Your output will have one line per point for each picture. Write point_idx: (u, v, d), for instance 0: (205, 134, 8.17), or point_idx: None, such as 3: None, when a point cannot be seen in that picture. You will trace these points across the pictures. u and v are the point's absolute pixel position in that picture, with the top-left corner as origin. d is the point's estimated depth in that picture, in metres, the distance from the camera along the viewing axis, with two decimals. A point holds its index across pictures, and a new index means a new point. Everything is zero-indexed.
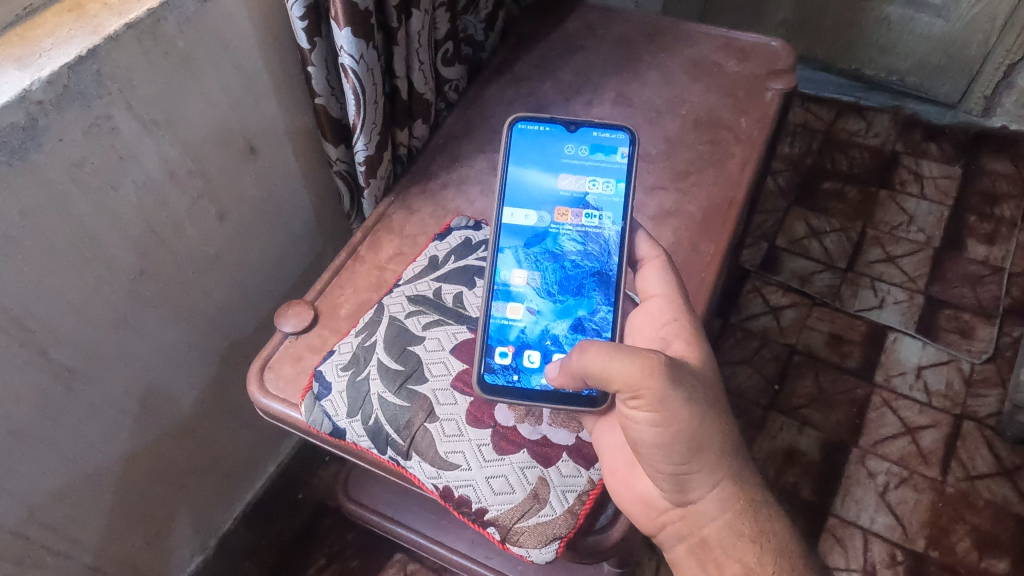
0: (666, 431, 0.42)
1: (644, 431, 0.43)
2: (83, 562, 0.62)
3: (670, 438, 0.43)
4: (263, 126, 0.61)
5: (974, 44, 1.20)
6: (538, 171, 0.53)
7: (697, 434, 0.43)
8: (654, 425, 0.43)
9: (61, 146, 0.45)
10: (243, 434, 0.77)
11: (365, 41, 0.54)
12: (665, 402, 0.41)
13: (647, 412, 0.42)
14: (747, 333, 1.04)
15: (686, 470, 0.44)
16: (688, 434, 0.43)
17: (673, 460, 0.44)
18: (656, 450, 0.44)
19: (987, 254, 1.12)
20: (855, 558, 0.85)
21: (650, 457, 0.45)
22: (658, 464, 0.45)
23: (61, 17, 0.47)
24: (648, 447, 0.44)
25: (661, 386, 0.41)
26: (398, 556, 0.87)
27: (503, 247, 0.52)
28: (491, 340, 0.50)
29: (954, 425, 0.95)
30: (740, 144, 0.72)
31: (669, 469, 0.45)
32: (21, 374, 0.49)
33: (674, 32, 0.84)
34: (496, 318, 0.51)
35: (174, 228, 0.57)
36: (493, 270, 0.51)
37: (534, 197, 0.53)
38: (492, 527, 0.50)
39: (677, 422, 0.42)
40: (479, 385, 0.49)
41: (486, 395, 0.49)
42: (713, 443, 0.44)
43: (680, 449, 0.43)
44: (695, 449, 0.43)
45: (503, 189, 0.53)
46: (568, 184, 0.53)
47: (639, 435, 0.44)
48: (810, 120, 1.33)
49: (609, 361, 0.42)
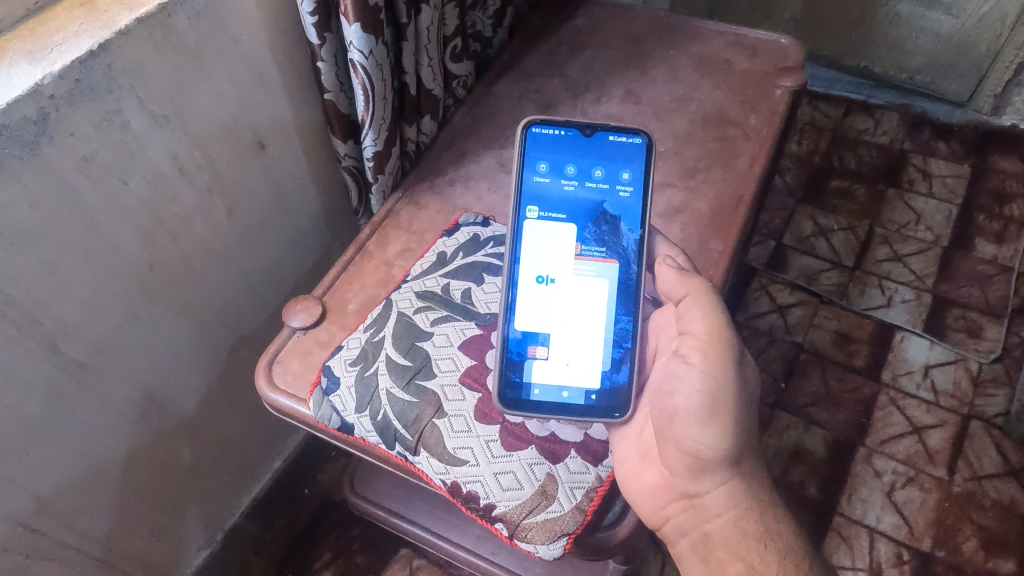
0: (711, 400, 0.44)
1: (691, 396, 0.45)
2: (93, 555, 0.62)
3: (712, 408, 0.44)
4: (272, 122, 0.61)
5: (985, 41, 1.19)
6: (552, 178, 0.52)
7: (733, 419, 0.44)
8: (703, 388, 0.44)
9: (73, 140, 0.45)
10: (251, 428, 0.77)
11: (375, 36, 0.54)
12: (721, 367, 0.45)
13: (703, 373, 0.45)
14: (754, 331, 1.04)
15: (707, 451, 0.45)
16: (727, 415, 0.44)
17: (703, 439, 0.45)
18: (690, 422, 0.45)
19: (996, 252, 1.11)
20: (861, 558, 0.85)
21: (681, 429, 0.45)
22: (682, 438, 0.45)
23: (72, 11, 0.47)
24: (682, 416, 0.45)
25: (729, 357, 0.45)
26: (403, 551, 0.87)
27: (520, 256, 0.51)
28: (510, 351, 0.51)
29: (961, 425, 0.95)
30: (749, 142, 0.71)
31: (690, 449, 0.45)
32: (32, 368, 0.49)
33: (682, 29, 0.83)
34: (515, 329, 0.51)
35: (184, 222, 0.57)
36: (510, 280, 0.51)
37: (550, 205, 0.52)
38: (500, 523, 0.50)
39: (723, 395, 0.44)
40: (498, 399, 0.50)
41: (505, 408, 0.50)
42: (737, 430, 0.45)
43: (714, 428, 0.44)
44: (727, 434, 0.44)
45: (520, 197, 0.52)
46: (584, 192, 0.52)
47: (684, 400, 0.45)
48: (818, 118, 1.33)
49: (714, 309, 0.46)
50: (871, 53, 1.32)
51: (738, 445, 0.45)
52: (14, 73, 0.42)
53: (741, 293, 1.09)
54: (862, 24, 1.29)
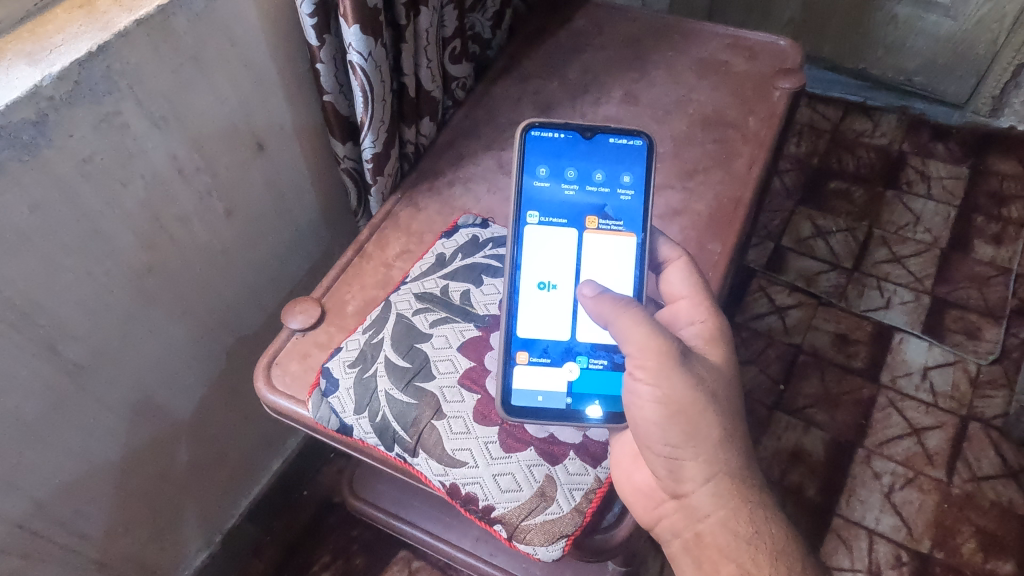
0: (665, 406, 0.45)
1: (646, 407, 0.46)
2: (92, 557, 0.62)
3: (668, 414, 0.45)
4: (271, 123, 0.61)
5: (983, 42, 1.20)
6: (552, 182, 0.52)
7: (693, 418, 0.45)
8: (655, 397, 0.45)
9: (72, 142, 0.45)
10: (249, 429, 0.77)
11: (373, 38, 0.54)
12: (669, 377, 0.45)
13: (651, 385, 0.45)
14: (753, 332, 1.04)
15: (679, 455, 0.46)
16: (684, 416, 0.45)
17: (669, 443, 0.46)
18: (654, 430, 0.46)
19: (994, 254, 1.11)
20: (860, 559, 0.85)
21: (648, 436, 0.47)
22: (652, 444, 0.47)
23: (71, 13, 0.47)
24: (645, 427, 0.46)
25: (668, 363, 0.44)
26: (403, 553, 0.87)
27: (521, 263, 0.51)
28: (513, 360, 0.51)
29: (960, 427, 0.95)
30: (748, 144, 0.71)
31: (663, 453, 0.47)
32: (30, 370, 0.49)
33: (681, 31, 0.83)
34: (518, 336, 0.51)
35: (182, 224, 0.57)
36: (513, 287, 0.51)
37: (550, 209, 0.52)
38: (499, 525, 0.50)
39: (675, 399, 0.45)
40: (502, 408, 0.50)
41: (511, 417, 0.50)
42: (707, 432, 0.45)
43: (676, 430, 0.45)
44: (691, 432, 0.45)
45: (520, 202, 0.52)
46: (585, 196, 0.52)
47: (642, 410, 0.46)
48: (817, 119, 1.33)
49: (637, 323, 0.45)
50: (870, 55, 1.32)
51: (710, 441, 0.45)
52: (13, 75, 0.42)
53: (740, 295, 1.09)
54: (860, 26, 1.29)
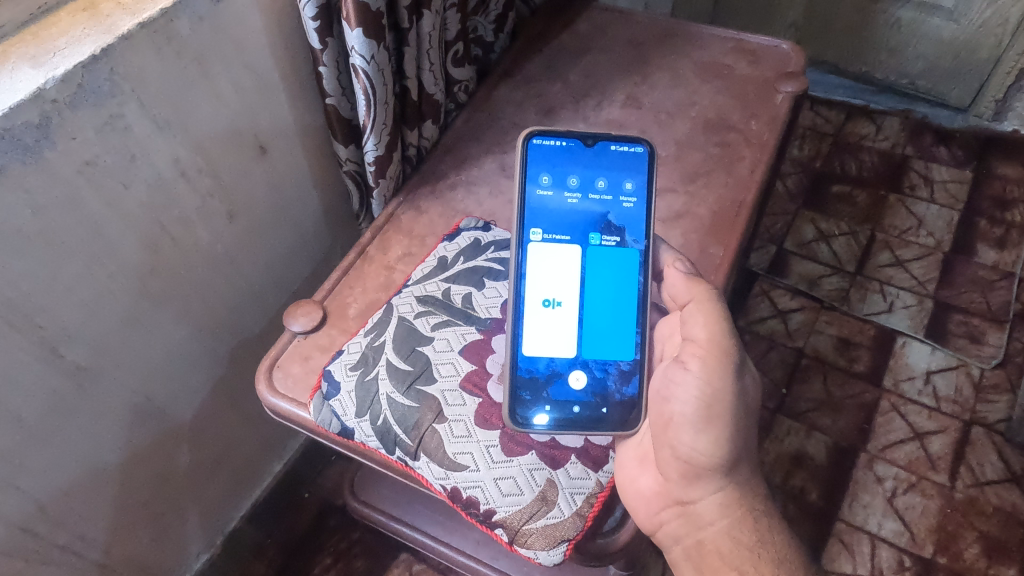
0: (706, 407, 0.45)
1: (687, 401, 0.46)
2: (94, 560, 0.63)
3: (709, 415, 0.45)
4: (274, 127, 0.62)
5: (986, 46, 1.20)
6: (555, 191, 0.52)
7: (726, 427, 0.45)
8: (700, 395, 0.45)
9: (74, 145, 0.45)
10: (252, 431, 0.77)
11: (376, 41, 0.54)
12: (722, 377, 0.45)
13: (700, 380, 0.45)
14: (755, 335, 1.04)
15: (701, 460, 0.46)
16: (722, 422, 0.45)
17: (697, 446, 0.45)
18: (686, 428, 0.46)
19: (998, 259, 1.11)
20: (863, 564, 0.85)
21: (676, 434, 0.46)
22: (677, 444, 0.46)
23: (75, 16, 0.47)
24: (680, 425, 0.46)
25: (725, 365, 0.45)
26: (404, 556, 0.87)
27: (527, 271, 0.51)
28: (520, 369, 0.51)
29: (963, 431, 0.95)
30: (750, 147, 0.71)
31: (683, 455, 0.46)
32: (33, 373, 0.50)
33: (684, 34, 0.83)
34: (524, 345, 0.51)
35: (185, 227, 0.57)
36: (517, 296, 0.51)
37: (555, 217, 0.52)
38: (501, 529, 0.50)
39: (719, 404, 0.45)
40: (509, 419, 0.50)
41: (517, 427, 0.50)
42: (733, 444, 0.45)
43: (709, 435, 0.45)
44: (719, 440, 0.45)
45: (524, 212, 0.52)
46: (587, 204, 0.52)
47: (680, 406, 0.46)
48: (819, 123, 1.33)
49: (713, 316, 0.47)
50: (872, 59, 1.32)
51: (732, 453, 0.46)
52: (17, 77, 0.42)
53: (742, 298, 1.09)
54: (864, 29, 1.29)
